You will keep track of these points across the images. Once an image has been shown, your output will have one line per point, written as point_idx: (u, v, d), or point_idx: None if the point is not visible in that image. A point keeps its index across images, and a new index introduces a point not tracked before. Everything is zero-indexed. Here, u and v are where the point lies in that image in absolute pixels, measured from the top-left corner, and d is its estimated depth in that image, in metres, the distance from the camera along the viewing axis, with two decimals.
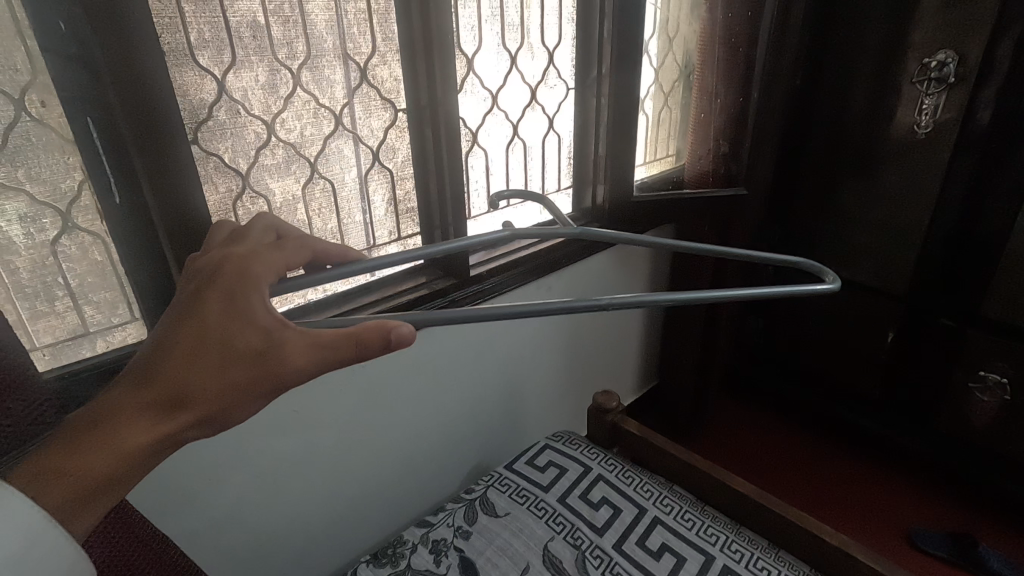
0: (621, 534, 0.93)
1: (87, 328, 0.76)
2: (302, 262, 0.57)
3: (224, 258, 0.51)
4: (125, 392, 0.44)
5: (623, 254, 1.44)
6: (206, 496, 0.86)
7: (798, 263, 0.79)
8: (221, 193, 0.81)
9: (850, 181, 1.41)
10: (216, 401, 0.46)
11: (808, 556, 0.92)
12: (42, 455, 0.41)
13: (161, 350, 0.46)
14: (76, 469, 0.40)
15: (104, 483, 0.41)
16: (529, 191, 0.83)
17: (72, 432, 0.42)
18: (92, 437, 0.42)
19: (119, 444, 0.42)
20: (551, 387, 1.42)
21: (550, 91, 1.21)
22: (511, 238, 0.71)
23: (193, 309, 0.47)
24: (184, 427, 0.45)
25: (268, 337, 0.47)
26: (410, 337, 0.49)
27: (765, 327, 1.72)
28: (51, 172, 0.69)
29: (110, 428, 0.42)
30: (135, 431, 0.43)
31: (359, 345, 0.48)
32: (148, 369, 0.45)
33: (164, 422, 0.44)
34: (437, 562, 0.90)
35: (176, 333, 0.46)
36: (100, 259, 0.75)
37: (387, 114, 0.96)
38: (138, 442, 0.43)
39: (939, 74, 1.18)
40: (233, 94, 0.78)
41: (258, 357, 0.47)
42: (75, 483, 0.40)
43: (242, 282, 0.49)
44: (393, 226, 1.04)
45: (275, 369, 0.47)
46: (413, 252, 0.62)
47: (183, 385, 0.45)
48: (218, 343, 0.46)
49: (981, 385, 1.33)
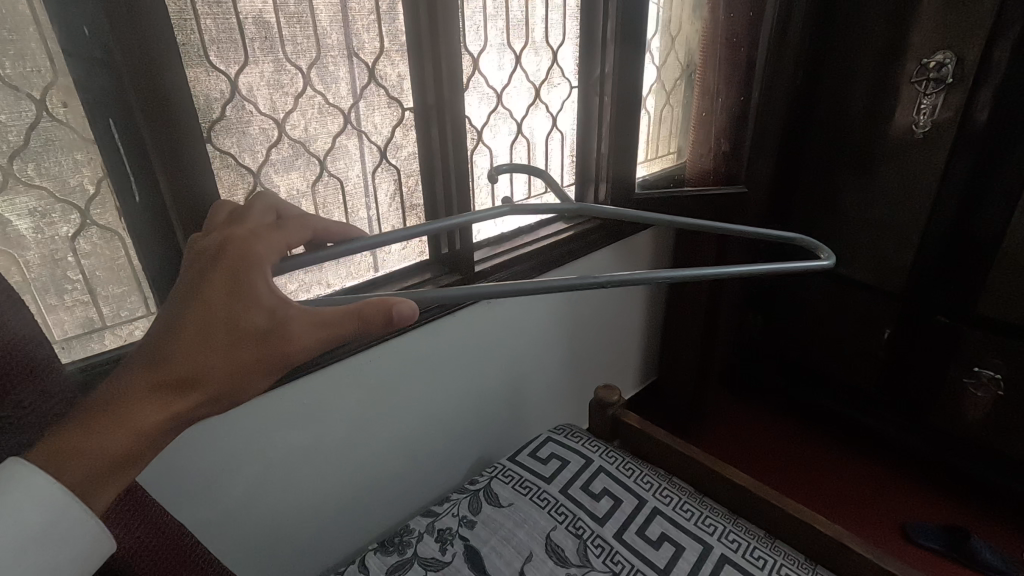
0: (622, 524, 0.96)
1: (102, 322, 0.79)
2: (302, 241, 0.57)
3: (225, 239, 0.50)
4: (132, 371, 0.44)
5: (625, 249, 1.45)
6: (218, 486, 0.88)
7: (792, 238, 0.81)
8: (232, 190, 0.83)
9: (848, 179, 1.43)
10: (223, 382, 0.46)
11: (805, 548, 0.93)
12: (59, 434, 0.42)
13: (167, 333, 0.45)
14: (89, 450, 0.42)
15: (119, 460, 0.43)
16: (524, 164, 0.85)
17: (84, 415, 0.43)
18: (101, 420, 0.42)
19: (131, 424, 0.43)
20: (553, 380, 1.44)
21: (555, 89, 1.23)
22: (509, 213, 0.74)
23: (197, 288, 0.47)
24: (193, 406, 0.45)
25: (273, 317, 0.47)
26: (411, 313, 0.49)
27: (763, 323, 1.74)
28: (63, 168, 0.70)
29: (118, 411, 0.43)
30: (144, 411, 0.44)
31: (362, 321, 0.49)
32: (155, 352, 0.45)
33: (171, 403, 0.45)
34: (443, 549, 0.93)
35: (183, 315, 0.46)
36: (114, 255, 0.77)
37: (394, 112, 0.98)
38: (148, 424, 0.44)
39: (937, 74, 1.20)
40: (243, 93, 0.80)
41: (264, 337, 0.46)
42: (92, 460, 0.42)
43: (246, 261, 0.49)
44: (398, 221, 1.06)
45: (281, 348, 0.47)
46: (414, 229, 0.64)
47: (189, 367, 0.45)
48: (223, 324, 0.46)
49: (975, 381, 1.36)
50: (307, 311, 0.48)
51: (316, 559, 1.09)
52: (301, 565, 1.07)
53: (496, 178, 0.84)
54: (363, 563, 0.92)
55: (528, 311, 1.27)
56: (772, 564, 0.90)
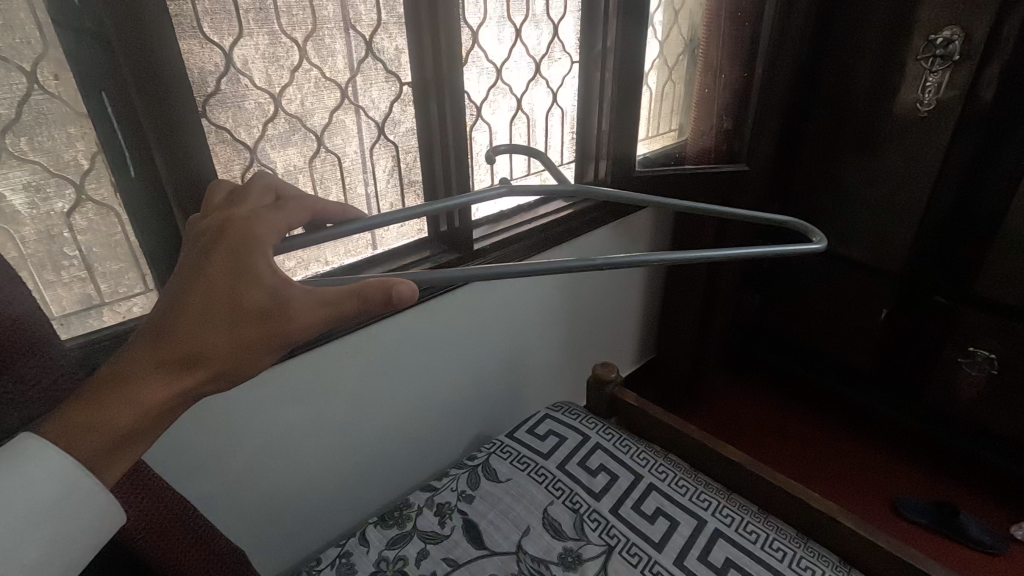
0: (618, 499, 0.98)
1: (100, 298, 0.78)
2: (302, 221, 0.56)
3: (225, 220, 0.50)
4: (139, 349, 0.45)
5: (625, 228, 1.45)
6: (220, 461, 0.89)
7: (786, 221, 0.80)
8: (227, 166, 0.82)
9: (850, 158, 1.42)
10: (227, 360, 0.46)
11: (798, 523, 0.95)
12: (70, 411, 0.43)
13: (171, 312, 0.46)
14: (98, 428, 0.43)
15: (126, 435, 0.44)
16: (522, 144, 0.84)
17: (93, 392, 0.43)
18: (109, 398, 0.43)
19: (137, 401, 0.43)
20: (551, 358, 1.45)
21: (556, 64, 1.21)
22: (508, 194, 0.73)
23: (199, 268, 0.47)
24: (198, 383, 0.46)
25: (275, 295, 0.47)
26: (411, 295, 0.48)
27: (761, 303, 1.75)
28: (56, 143, 0.69)
29: (125, 388, 0.43)
30: (150, 387, 0.44)
31: (362, 301, 0.48)
32: (160, 331, 0.45)
33: (176, 381, 0.45)
34: (442, 523, 0.95)
35: (186, 295, 0.46)
36: (110, 231, 0.76)
37: (391, 87, 0.96)
38: (154, 401, 0.44)
39: (945, 51, 1.18)
40: (237, 66, 0.79)
41: (266, 315, 0.46)
42: (100, 436, 0.43)
43: (247, 241, 0.48)
44: (397, 198, 1.05)
45: (284, 326, 0.47)
46: (412, 210, 0.63)
47: (193, 345, 0.45)
48: (226, 303, 0.46)
49: (968, 359, 1.36)
50: (309, 290, 0.48)
51: (318, 532, 1.11)
52: (303, 537, 1.09)
53: (495, 158, 0.83)
54: (364, 536, 0.93)
55: (527, 289, 1.27)
56: (766, 538, 0.92)
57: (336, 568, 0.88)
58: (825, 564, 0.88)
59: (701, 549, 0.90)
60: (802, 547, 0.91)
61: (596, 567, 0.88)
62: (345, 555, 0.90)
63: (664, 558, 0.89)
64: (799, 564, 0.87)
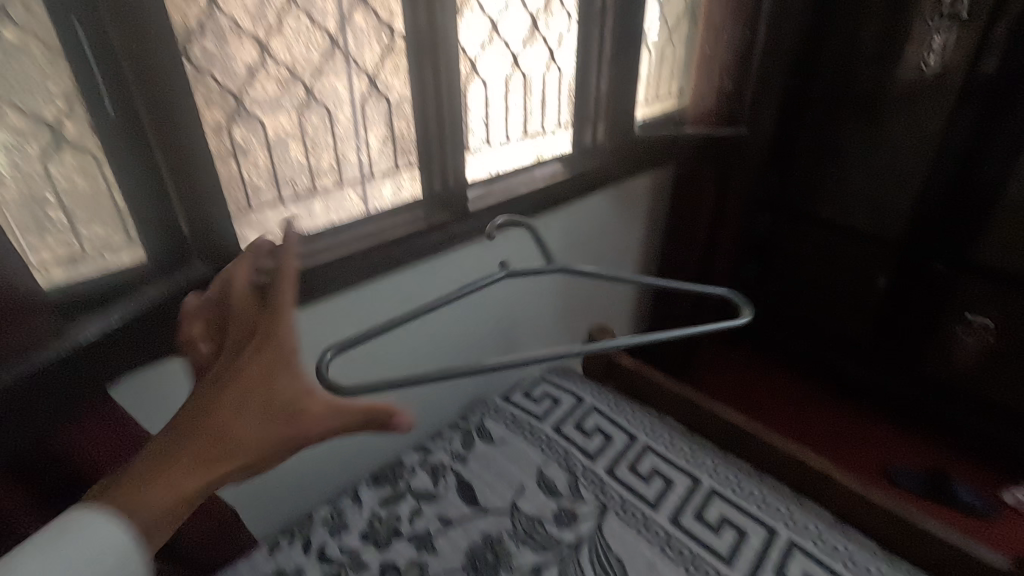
0: (613, 460, 0.97)
1: (85, 253, 0.71)
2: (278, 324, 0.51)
3: (256, 309, 0.50)
4: (173, 441, 0.46)
5: (623, 195, 1.42)
6: (212, 421, 0.87)
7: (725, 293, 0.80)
8: (213, 117, 0.79)
9: (854, 126, 1.40)
10: (248, 456, 0.46)
11: (792, 483, 0.92)
12: (118, 486, 0.46)
13: (206, 390, 0.47)
14: (141, 505, 0.45)
15: (170, 513, 0.46)
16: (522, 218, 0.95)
17: (135, 474, 0.46)
18: (147, 485, 0.45)
19: (171, 481, 0.45)
20: (547, 326, 1.43)
21: (553, 21, 1.15)
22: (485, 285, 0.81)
23: (235, 353, 0.47)
24: (229, 476, 0.47)
25: (295, 393, 0.47)
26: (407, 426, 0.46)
27: (759, 275, 1.71)
28: (33, 87, 0.63)
29: (162, 466, 0.45)
30: (184, 476, 0.45)
31: (368, 415, 0.45)
32: (196, 412, 0.46)
33: (205, 475, 0.46)
34: (436, 482, 0.94)
35: (218, 385, 0.47)
36: (95, 182, 0.70)
37: (385, 40, 0.92)
38: (189, 490, 0.46)
39: (951, 10, 1.17)
40: (223, 9, 0.75)
41: (286, 417, 0.46)
42: (142, 518, 0.45)
43: (269, 319, 0.48)
44: (392, 160, 1.02)
45: (300, 432, 0.46)
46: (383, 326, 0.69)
47: (221, 444, 0.46)
48: (254, 388, 0.46)
49: (967, 327, 1.36)
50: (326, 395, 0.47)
51: (312, 497, 1.09)
52: (297, 501, 1.08)
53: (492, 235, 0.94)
54: (356, 495, 0.92)
55: (522, 254, 1.24)
56: (761, 497, 0.91)
57: (328, 525, 0.87)
58: (820, 522, 0.87)
59: (697, 507, 0.89)
60: (797, 506, 0.89)
61: (591, 525, 0.87)
62: (338, 512, 0.89)
63: (660, 516, 0.88)
64: (794, 521, 0.87)
